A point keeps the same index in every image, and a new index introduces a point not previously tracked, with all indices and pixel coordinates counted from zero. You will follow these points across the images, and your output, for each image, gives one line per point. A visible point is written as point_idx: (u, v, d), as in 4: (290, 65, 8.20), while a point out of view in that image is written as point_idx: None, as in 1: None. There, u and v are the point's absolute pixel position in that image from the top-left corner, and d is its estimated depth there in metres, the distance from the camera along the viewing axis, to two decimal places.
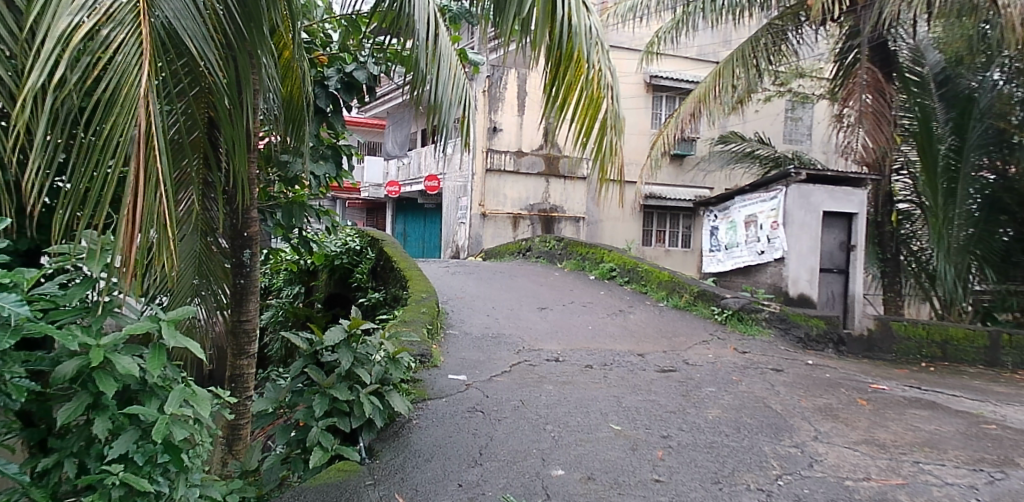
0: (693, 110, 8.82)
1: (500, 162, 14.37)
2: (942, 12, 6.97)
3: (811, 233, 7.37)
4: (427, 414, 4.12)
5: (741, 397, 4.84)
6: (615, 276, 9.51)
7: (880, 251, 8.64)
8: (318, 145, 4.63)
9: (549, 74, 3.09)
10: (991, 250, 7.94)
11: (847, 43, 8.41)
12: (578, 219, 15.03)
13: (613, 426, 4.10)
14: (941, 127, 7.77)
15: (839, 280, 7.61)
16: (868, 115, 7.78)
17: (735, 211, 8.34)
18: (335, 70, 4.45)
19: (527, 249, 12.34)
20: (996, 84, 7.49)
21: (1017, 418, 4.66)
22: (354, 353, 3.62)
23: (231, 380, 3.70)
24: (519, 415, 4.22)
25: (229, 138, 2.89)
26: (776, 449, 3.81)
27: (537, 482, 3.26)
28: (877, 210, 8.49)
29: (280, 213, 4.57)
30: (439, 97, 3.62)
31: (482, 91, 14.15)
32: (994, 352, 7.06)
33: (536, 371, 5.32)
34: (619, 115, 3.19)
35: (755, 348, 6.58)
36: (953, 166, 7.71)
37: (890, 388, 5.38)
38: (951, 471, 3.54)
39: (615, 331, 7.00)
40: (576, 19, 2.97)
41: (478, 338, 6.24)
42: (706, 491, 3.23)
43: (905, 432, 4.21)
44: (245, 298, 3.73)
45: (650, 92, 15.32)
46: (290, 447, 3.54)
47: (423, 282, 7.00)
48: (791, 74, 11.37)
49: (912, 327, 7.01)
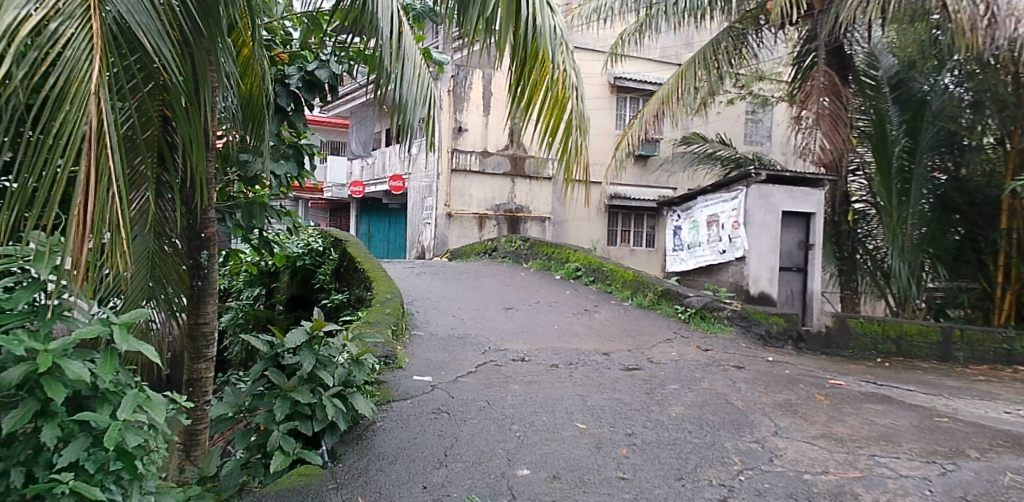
0: (658, 112, 8.83)
1: (466, 163, 14.32)
2: (895, 18, 7.11)
3: (771, 232, 7.51)
4: (391, 416, 4.08)
5: (703, 394, 4.90)
6: (580, 276, 9.55)
7: (838, 250, 8.79)
8: (278, 144, 4.52)
9: (515, 74, 3.09)
10: (943, 248, 8.17)
11: (806, 46, 8.57)
12: (543, 219, 15.09)
13: (578, 425, 4.11)
14: (895, 129, 8.08)
15: (798, 278, 7.80)
16: (825, 118, 7.88)
17: (697, 211, 8.44)
18: (296, 69, 4.36)
19: (493, 250, 12.33)
20: (947, 88, 7.73)
21: (968, 412, 4.83)
22: (317, 355, 3.55)
23: (189, 384, 3.67)
24: (484, 415, 4.21)
25: (186, 138, 2.82)
26: (737, 445, 3.87)
27: (503, 482, 3.26)
28: (834, 209, 8.78)
29: (240, 214, 4.44)
30: (406, 96, 3.60)
31: (447, 90, 14.09)
32: (946, 347, 7.31)
33: (501, 371, 5.31)
34: (584, 115, 3.20)
35: (717, 346, 6.67)
36: (907, 167, 7.99)
37: (847, 384, 5.52)
38: (905, 463, 3.64)
39: (580, 330, 7.03)
40: (541, 19, 3.00)
41: (444, 339, 6.21)
42: (669, 487, 3.26)
43: (862, 426, 4.32)
44: (203, 299, 3.71)
45: (614, 94, 15.45)
46: (250, 452, 3.46)
47: (388, 283, 6.95)
48: (751, 77, 11.59)
49: (868, 324, 7.19)
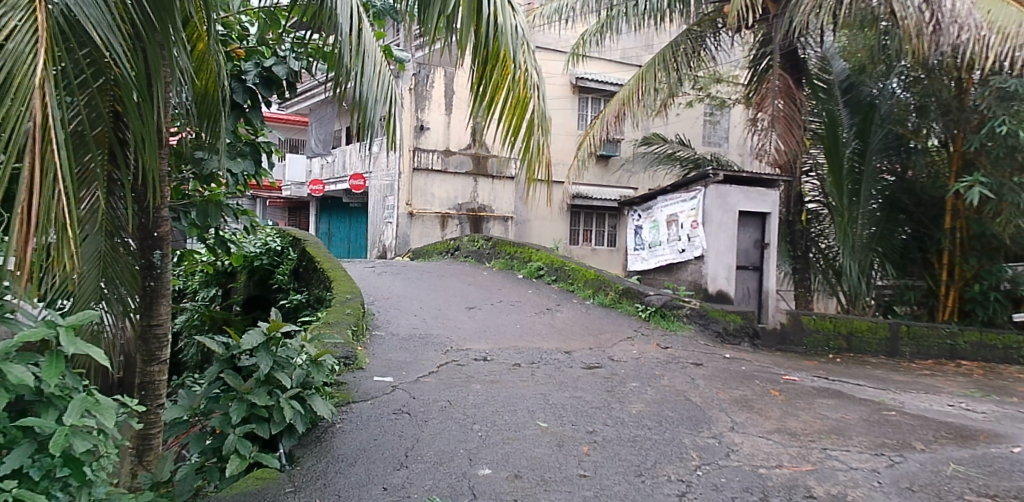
0: (618, 112, 8.89)
1: (428, 162, 14.25)
2: (847, 22, 7.43)
3: (728, 232, 7.66)
4: (351, 418, 4.03)
5: (663, 391, 4.97)
6: (542, 275, 9.59)
7: (792, 249, 8.91)
8: (235, 141, 4.42)
9: (476, 73, 3.11)
10: (890, 247, 8.51)
11: (761, 50, 8.75)
12: (505, 218, 15.11)
13: (540, 423, 4.13)
14: (847, 133, 8.37)
15: (754, 277, 7.98)
16: (780, 120, 8.04)
17: (657, 211, 8.55)
18: (253, 64, 4.29)
19: (455, 249, 12.29)
20: (895, 92, 7.96)
21: (914, 405, 5.00)
22: (274, 356, 3.49)
23: (141, 387, 3.56)
24: (446, 415, 4.19)
25: (138, 135, 2.75)
26: (695, 441, 3.94)
27: (464, 482, 3.25)
28: (789, 209, 8.88)
29: (195, 213, 4.33)
30: (367, 93, 3.57)
31: (408, 89, 13.99)
32: (894, 343, 7.58)
33: (463, 371, 5.30)
34: (545, 114, 3.21)
35: (676, 343, 6.78)
36: (857, 169, 8.26)
37: (801, 379, 5.66)
38: (855, 456, 3.75)
39: (542, 329, 7.06)
40: (503, 18, 3.01)
41: (405, 339, 6.16)
42: (629, 484, 3.30)
43: (814, 420, 4.44)
44: (156, 300, 3.60)
45: (576, 94, 15.55)
46: (205, 456, 3.37)
47: (348, 283, 6.87)
48: (709, 79, 11.81)
49: (820, 321, 7.39)
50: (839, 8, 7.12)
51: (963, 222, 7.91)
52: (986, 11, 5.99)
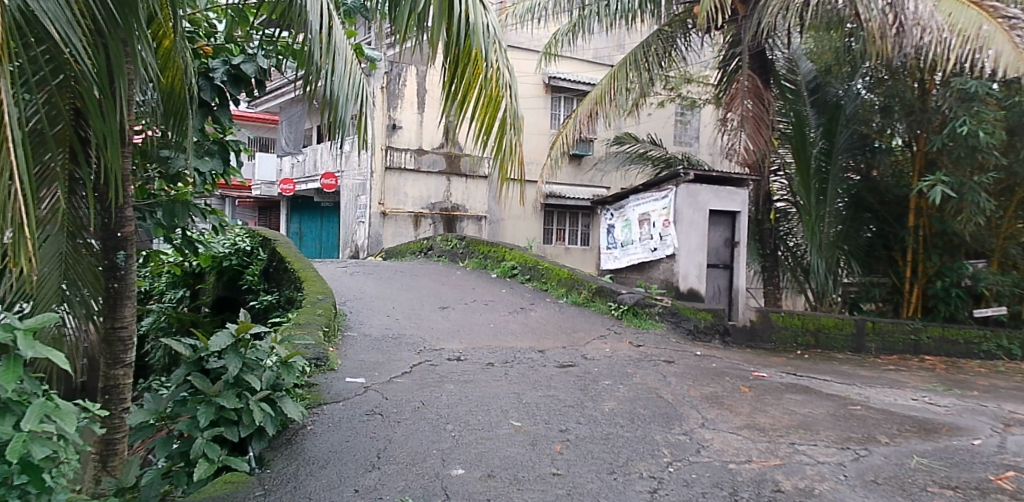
0: (591, 112, 8.91)
1: (400, 161, 14.17)
2: (814, 24, 7.57)
3: (699, 231, 7.76)
4: (322, 420, 3.99)
5: (635, 389, 5.01)
6: (516, 274, 9.60)
7: (761, 247, 9.05)
8: (203, 140, 4.33)
9: (448, 72, 3.09)
10: (856, 245, 8.69)
11: (730, 51, 8.86)
12: (479, 218, 15.12)
13: (513, 422, 4.14)
14: (814, 132, 8.56)
15: (724, 275, 8.10)
16: (748, 120, 8.16)
17: (629, 210, 8.60)
18: (221, 62, 4.18)
19: (428, 249, 12.23)
20: (859, 93, 8.15)
21: (879, 399, 5.12)
22: (243, 358, 3.44)
23: (104, 391, 3.48)
24: (419, 416, 4.17)
25: (100, 134, 2.70)
26: (667, 438, 3.98)
27: (437, 482, 3.24)
28: (758, 208, 8.97)
29: (161, 213, 4.24)
30: (337, 92, 3.56)
31: (380, 87, 13.89)
32: (860, 339, 7.74)
33: (437, 371, 5.29)
34: (517, 113, 3.24)
35: (649, 341, 6.84)
36: (823, 168, 8.41)
37: (770, 376, 5.76)
38: (822, 450, 3.83)
39: (516, 328, 7.07)
40: (474, 16, 3.00)
41: (377, 339, 6.11)
42: (601, 481, 3.32)
43: (783, 415, 4.52)
44: (121, 302, 3.50)
45: (549, 93, 15.59)
46: (172, 461, 3.29)
47: (319, 283, 6.80)
48: (680, 80, 11.92)
49: (789, 317, 7.52)
50: (805, 11, 7.25)
51: (926, 221, 8.10)
52: (947, 14, 6.12)
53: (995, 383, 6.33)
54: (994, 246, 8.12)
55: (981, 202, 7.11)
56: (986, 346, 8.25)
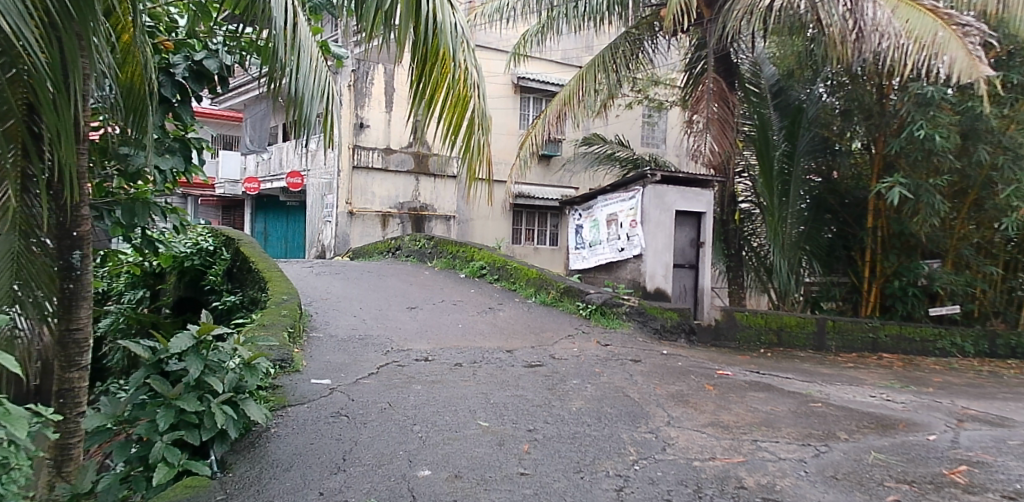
0: (560, 112, 8.89)
1: (368, 160, 14.04)
2: (777, 29, 7.71)
3: (666, 231, 7.86)
4: (287, 422, 3.94)
5: (602, 388, 5.05)
6: (484, 274, 9.59)
7: (726, 247, 9.20)
8: (163, 137, 4.23)
9: (416, 70, 3.06)
10: (817, 245, 8.89)
11: (696, 54, 8.98)
12: (447, 218, 15.06)
13: (480, 423, 4.13)
14: (777, 135, 8.70)
15: (690, 275, 8.25)
16: (715, 122, 8.23)
17: (598, 210, 8.65)
18: (182, 58, 4.10)
19: (397, 248, 12.15)
20: (821, 97, 8.35)
21: (838, 396, 5.25)
22: (205, 360, 3.39)
23: (59, 395, 3.37)
24: (386, 417, 4.15)
25: (53, 128, 2.59)
26: (633, 436, 4.02)
27: (403, 484, 3.22)
28: (724, 209, 9.11)
29: (120, 212, 4.13)
30: (302, 90, 3.52)
31: (347, 85, 13.74)
32: (821, 337, 7.92)
33: (404, 371, 5.26)
34: (485, 113, 3.25)
35: (616, 341, 6.90)
36: (786, 170, 8.59)
37: (733, 374, 5.85)
38: (783, 447, 3.90)
39: (484, 328, 7.07)
40: (441, 16, 2.99)
41: (344, 340, 6.06)
42: (569, 480, 3.34)
43: (746, 413, 4.60)
44: (77, 303, 3.39)
45: (517, 93, 15.60)
46: (130, 465, 3.21)
47: (284, 284, 6.70)
48: (647, 81, 12.04)
49: (752, 316, 7.66)
50: (768, 16, 7.38)
51: (884, 222, 8.32)
52: (905, 20, 6.26)
53: (949, 380, 6.54)
54: (948, 246, 8.37)
55: (936, 204, 7.32)
56: (941, 343, 8.52)
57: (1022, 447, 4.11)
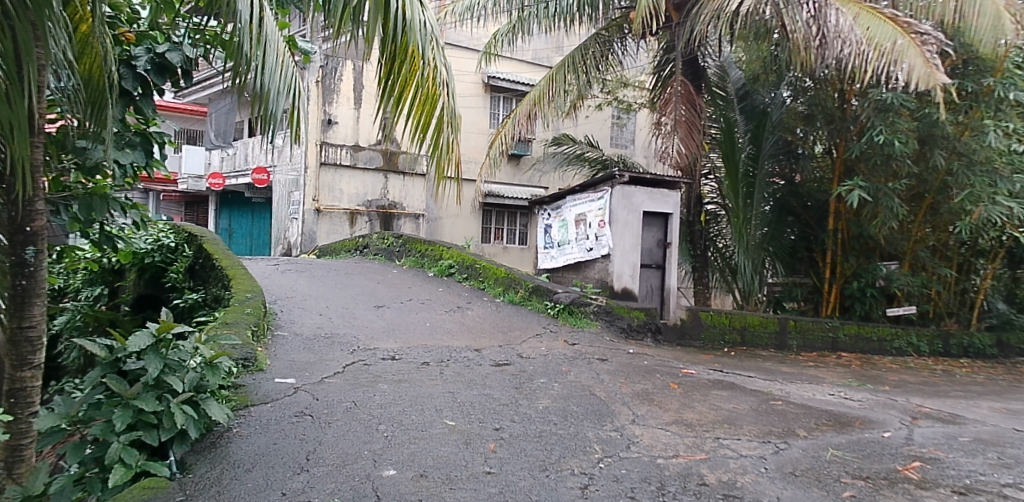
0: (530, 112, 8.90)
1: (336, 157, 13.90)
2: (742, 34, 7.86)
3: (633, 231, 7.94)
4: (249, 421, 3.88)
5: (569, 387, 5.08)
6: (453, 273, 9.56)
7: (692, 248, 9.30)
8: (124, 130, 4.12)
9: (385, 67, 3.04)
10: (780, 246, 9.09)
11: (665, 57, 9.09)
12: (416, 216, 14.99)
13: (446, 421, 4.12)
14: (742, 137, 8.77)
15: (657, 275, 8.36)
16: (682, 124, 8.30)
17: (566, 210, 8.70)
18: (144, 49, 4.00)
19: (364, 246, 12.04)
20: (784, 101, 8.54)
21: (799, 395, 5.36)
22: (164, 359, 3.32)
23: (10, 395, 3.26)
24: (351, 416, 4.11)
25: (4, 120, 2.50)
26: (598, 434, 4.05)
27: (367, 484, 3.20)
28: (690, 210, 9.25)
29: (78, 206, 4.02)
30: (268, 84, 3.47)
31: (315, 81, 13.57)
32: (783, 337, 8.08)
33: (370, 371, 5.21)
34: (455, 112, 3.25)
35: (583, 340, 6.95)
36: (751, 173, 8.73)
37: (697, 372, 5.94)
38: (745, 444, 3.98)
39: (452, 327, 7.05)
40: (411, 13, 3.00)
41: (310, 339, 5.99)
42: (534, 479, 3.35)
43: (709, 411, 4.67)
44: (29, 300, 3.29)
45: (487, 93, 15.58)
46: (85, 467, 3.13)
47: (248, 282, 6.56)
48: (616, 83, 12.14)
49: (717, 316, 7.79)
50: (735, 21, 7.51)
51: (844, 224, 8.54)
52: (865, 28, 6.42)
53: (904, 378, 6.73)
54: (905, 248, 8.62)
55: (894, 207, 7.52)
56: (898, 343, 8.76)
57: (971, 443, 4.26)
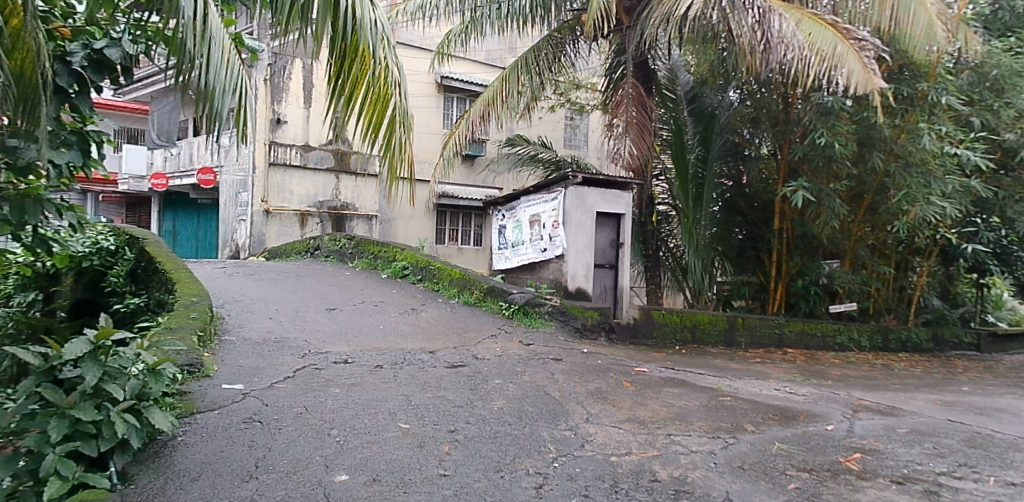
0: (483, 113, 8.89)
1: (285, 157, 13.63)
2: (691, 37, 8.06)
3: (586, 232, 8.02)
4: (195, 429, 3.77)
5: (524, 387, 5.10)
6: (407, 275, 9.48)
7: (643, 248, 9.43)
8: (58, 129, 3.91)
9: (335, 66, 3.03)
10: (729, 246, 9.31)
11: (616, 59, 9.21)
12: (369, 217, 14.81)
13: (401, 425, 4.09)
14: (691, 139, 8.98)
15: (610, 275, 8.48)
16: (634, 126, 8.41)
17: (520, 210, 8.71)
18: (80, 45, 3.83)
19: (315, 249, 11.83)
20: (732, 103, 8.77)
21: (747, 390, 5.50)
22: (103, 366, 3.20)
23: None
24: (302, 422, 4.03)
25: None
26: (553, 434, 4.07)
27: (319, 490, 3.15)
28: (642, 210, 9.36)
29: (8, 208, 3.84)
30: (214, 83, 3.36)
31: (263, 79, 13.27)
32: (732, 334, 8.29)
33: (322, 374, 5.13)
34: (407, 111, 3.21)
35: (537, 340, 6.98)
36: (700, 174, 8.92)
37: (650, 370, 6.03)
38: (695, 440, 4.05)
39: (406, 329, 6.98)
40: (361, 12, 2.97)
41: (258, 343, 5.84)
42: (488, 480, 3.34)
43: (660, 408, 4.75)
44: None
45: (441, 93, 15.51)
46: (18, 480, 2.95)
47: (194, 286, 6.36)
48: (569, 84, 12.24)
49: (668, 315, 7.94)
50: (683, 25, 7.68)
51: (789, 224, 8.81)
52: (807, 34, 6.64)
53: (846, 372, 6.98)
54: (846, 247, 8.92)
55: (836, 208, 7.79)
56: (840, 338, 9.07)
57: (909, 434, 4.44)
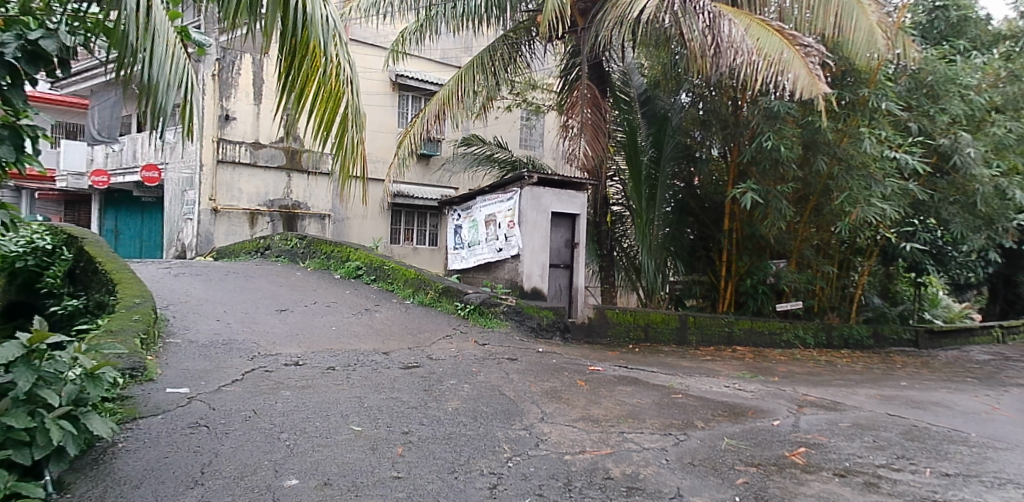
0: (438, 112, 8.83)
1: (234, 154, 13.29)
2: (643, 40, 8.19)
3: (541, 231, 8.06)
4: (137, 435, 3.64)
5: (478, 387, 5.09)
6: (360, 275, 9.36)
7: (598, 248, 9.54)
8: None
9: (285, 63, 2.97)
10: (680, 246, 9.48)
11: (570, 60, 9.28)
12: (322, 217, 14.57)
13: (353, 427, 4.02)
14: (644, 140, 9.12)
15: (565, 274, 8.54)
16: (588, 127, 8.48)
17: (476, 210, 8.67)
18: (13, 35, 3.57)
19: (265, 249, 11.57)
20: (683, 106, 8.97)
21: (697, 388, 5.61)
22: (37, 371, 3.05)
23: None
24: (250, 426, 3.92)
25: None
26: (507, 434, 4.07)
27: (267, 495, 3.08)
28: (595, 211, 9.46)
29: None
30: (158, 77, 3.25)
31: (211, 74, 12.93)
32: (683, 333, 8.45)
33: (272, 377, 5.01)
34: (358, 109, 3.16)
35: (493, 340, 6.97)
36: (653, 175, 9.06)
37: (604, 369, 6.09)
38: (647, 437, 4.11)
39: (359, 330, 6.89)
40: (312, 8, 2.91)
41: (205, 346, 5.68)
42: (442, 481, 3.32)
43: (614, 406, 4.81)
44: None
45: (396, 91, 15.35)
46: None
47: (137, 287, 6.15)
48: (524, 85, 12.27)
49: (622, 314, 8.04)
50: (637, 27, 7.79)
51: (738, 225, 9.03)
52: (755, 39, 6.79)
53: (791, 369, 7.19)
54: (792, 247, 9.18)
55: (783, 208, 8.02)
56: (787, 336, 9.35)
57: (850, 428, 4.60)
